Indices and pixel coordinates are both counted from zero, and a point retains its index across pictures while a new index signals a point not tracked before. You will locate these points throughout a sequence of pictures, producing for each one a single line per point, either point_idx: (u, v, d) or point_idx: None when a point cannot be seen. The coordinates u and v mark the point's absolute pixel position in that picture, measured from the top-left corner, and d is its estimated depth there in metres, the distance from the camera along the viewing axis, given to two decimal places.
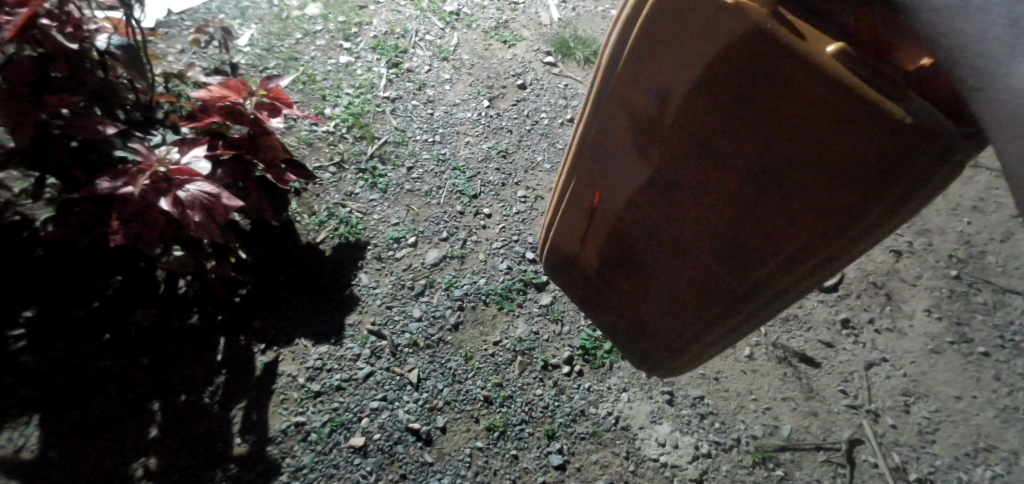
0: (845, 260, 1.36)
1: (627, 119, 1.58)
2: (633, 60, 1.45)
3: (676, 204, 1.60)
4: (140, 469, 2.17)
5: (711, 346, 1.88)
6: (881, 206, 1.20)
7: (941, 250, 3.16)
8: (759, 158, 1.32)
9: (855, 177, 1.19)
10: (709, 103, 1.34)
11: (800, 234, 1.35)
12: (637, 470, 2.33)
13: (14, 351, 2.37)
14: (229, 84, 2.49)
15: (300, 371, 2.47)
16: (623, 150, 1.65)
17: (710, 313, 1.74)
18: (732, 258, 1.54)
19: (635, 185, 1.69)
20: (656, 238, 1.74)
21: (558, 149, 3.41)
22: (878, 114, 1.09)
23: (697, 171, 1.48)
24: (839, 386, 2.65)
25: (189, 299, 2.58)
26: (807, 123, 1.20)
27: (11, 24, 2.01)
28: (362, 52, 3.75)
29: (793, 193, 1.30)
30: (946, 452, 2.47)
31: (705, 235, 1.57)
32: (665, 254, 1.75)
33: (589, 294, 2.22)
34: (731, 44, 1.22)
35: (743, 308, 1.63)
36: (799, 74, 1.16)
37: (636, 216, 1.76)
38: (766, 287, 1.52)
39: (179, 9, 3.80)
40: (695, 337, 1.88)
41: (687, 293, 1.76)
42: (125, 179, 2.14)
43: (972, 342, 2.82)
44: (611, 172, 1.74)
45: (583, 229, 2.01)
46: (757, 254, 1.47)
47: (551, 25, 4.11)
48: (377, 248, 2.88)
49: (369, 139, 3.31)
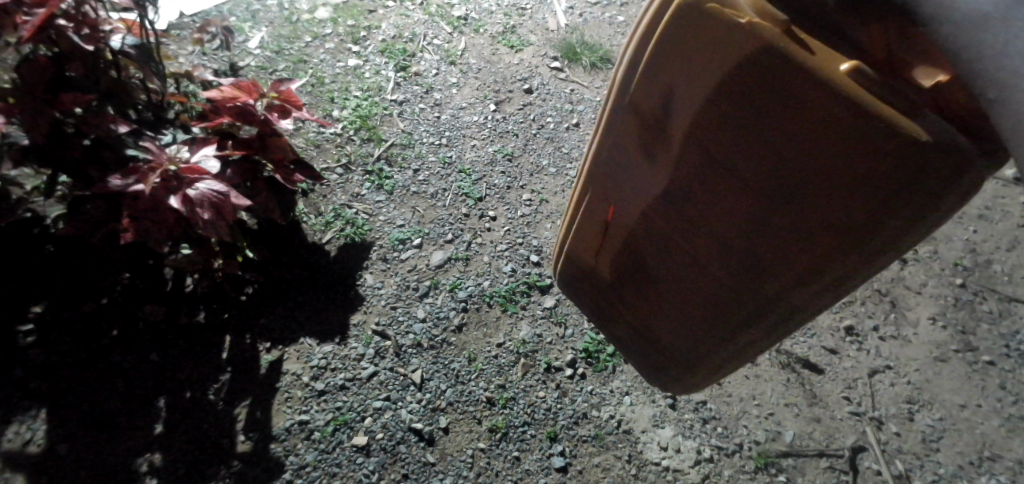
0: (859, 277, 1.37)
1: (640, 134, 1.60)
2: (646, 77, 1.48)
3: (689, 220, 1.62)
4: (145, 464, 2.19)
5: (726, 362, 1.88)
6: (896, 223, 1.21)
7: (947, 258, 3.16)
8: (771, 172, 1.34)
9: (870, 192, 1.20)
10: (722, 119, 1.36)
11: (814, 251, 1.36)
12: (639, 473, 2.34)
13: (23, 345, 2.40)
14: (240, 85, 2.51)
15: (305, 369, 2.49)
16: (636, 165, 1.67)
17: (725, 329, 1.74)
18: (745, 272, 1.55)
19: (647, 200, 1.71)
20: (669, 251, 1.75)
21: (563, 153, 3.43)
22: (890, 132, 1.11)
23: (708, 187, 1.50)
24: (843, 393, 2.64)
25: (195, 296, 2.60)
26: (819, 139, 1.21)
27: (30, 25, 2.07)
28: (370, 55, 3.79)
29: (807, 209, 1.32)
30: (950, 461, 2.47)
31: (718, 248, 1.58)
32: (678, 269, 1.76)
33: (603, 307, 2.24)
34: (742, 63, 1.24)
35: (758, 322, 1.63)
36: (812, 91, 1.17)
37: (649, 232, 1.78)
38: (781, 303, 1.53)
39: (190, 12, 3.84)
40: (710, 353, 1.88)
41: (701, 308, 1.77)
42: (136, 177, 2.16)
43: (977, 351, 2.82)
44: (623, 187, 1.76)
45: (596, 241, 2.03)
46: (770, 267, 1.48)
47: (558, 30, 4.14)
48: (383, 248, 2.90)
49: (376, 141, 3.33)
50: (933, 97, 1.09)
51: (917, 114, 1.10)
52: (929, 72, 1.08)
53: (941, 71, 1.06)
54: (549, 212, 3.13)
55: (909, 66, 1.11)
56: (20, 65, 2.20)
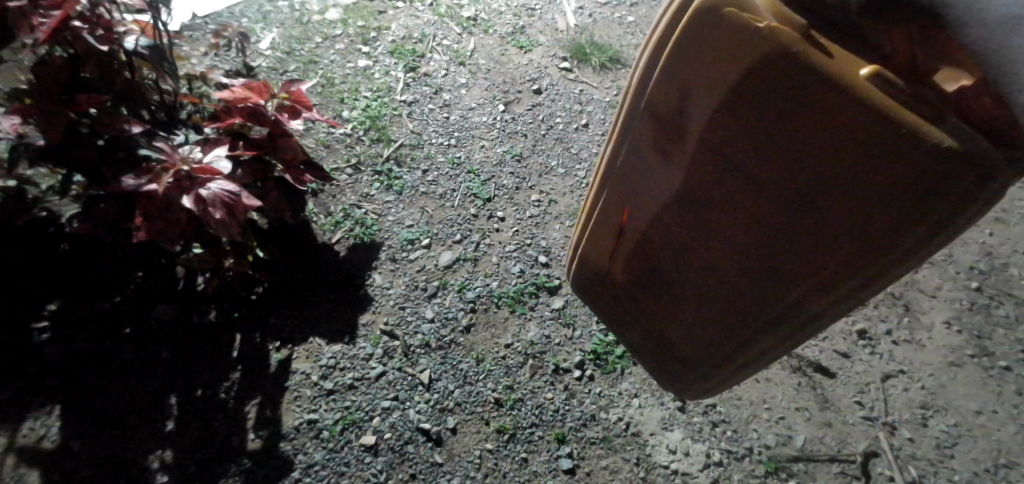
0: (877, 287, 1.35)
1: (656, 138, 1.60)
2: (662, 82, 1.48)
3: (705, 225, 1.61)
4: (156, 461, 2.21)
5: (740, 370, 1.87)
6: (917, 231, 1.20)
7: (962, 262, 3.11)
8: (790, 177, 1.33)
9: (891, 197, 1.19)
10: (740, 123, 1.36)
11: (831, 258, 1.35)
12: (648, 476, 2.32)
13: (38, 342, 2.43)
14: (252, 86, 2.54)
15: (314, 368, 2.50)
16: (651, 170, 1.67)
17: (739, 336, 1.73)
18: (764, 279, 1.54)
19: (662, 205, 1.70)
20: (686, 259, 1.75)
21: (573, 154, 3.42)
22: (913, 137, 1.10)
23: (725, 191, 1.49)
24: (855, 397, 2.61)
25: (207, 295, 2.62)
26: (839, 143, 1.21)
27: (46, 27, 2.10)
28: (380, 56, 3.80)
29: (825, 216, 1.31)
30: (965, 468, 2.43)
31: (736, 256, 1.57)
32: (693, 275, 1.75)
33: (615, 314, 2.22)
34: (761, 67, 1.24)
35: (773, 331, 1.62)
36: (832, 95, 1.17)
37: (664, 237, 1.77)
38: (797, 312, 1.52)
39: (203, 13, 3.88)
40: (724, 361, 1.86)
41: (715, 315, 1.76)
42: (149, 177, 2.19)
43: (993, 355, 2.77)
44: (638, 192, 1.76)
45: (609, 248, 2.02)
46: (786, 274, 1.47)
47: (568, 30, 4.14)
48: (392, 249, 2.90)
49: (385, 142, 3.34)
50: (953, 99, 1.07)
51: (942, 117, 1.08)
52: (952, 78, 1.07)
53: (965, 75, 1.05)
54: (558, 213, 3.13)
55: (930, 70, 1.09)
56: (37, 67, 2.25)
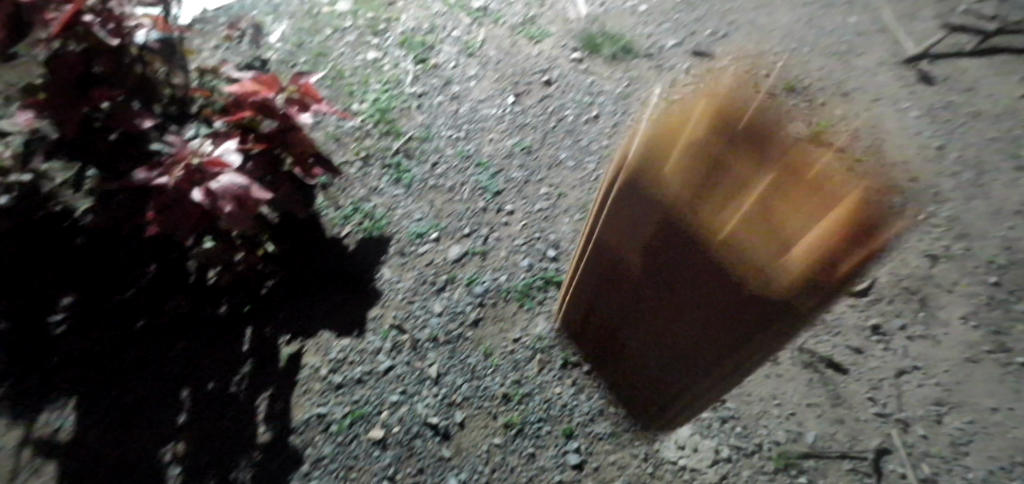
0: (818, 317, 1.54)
1: (624, 211, 1.72)
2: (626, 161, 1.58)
3: (676, 278, 1.78)
4: (169, 453, 2.24)
5: (711, 394, 2.08)
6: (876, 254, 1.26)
7: (981, 256, 3.04)
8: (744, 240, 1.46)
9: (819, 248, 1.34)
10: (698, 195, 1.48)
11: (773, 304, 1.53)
12: (656, 472, 2.32)
13: (55, 335, 2.47)
14: (261, 79, 2.51)
15: (323, 362, 2.51)
16: (624, 234, 1.81)
17: (710, 367, 1.93)
18: (730, 303, 1.66)
19: (638, 261, 1.85)
20: (660, 282, 1.85)
21: (583, 146, 3.39)
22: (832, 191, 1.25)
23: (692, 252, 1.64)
24: (868, 393, 2.58)
25: (219, 289, 2.64)
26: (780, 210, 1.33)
27: (56, 22, 2.11)
28: (389, 47, 3.79)
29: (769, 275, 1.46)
30: (980, 466, 2.39)
31: (707, 281, 1.68)
32: (668, 316, 1.93)
33: (602, 347, 2.41)
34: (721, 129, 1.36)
35: (738, 359, 1.83)
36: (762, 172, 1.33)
37: (642, 286, 1.94)
38: (755, 343, 1.72)
39: (214, 7, 3.89)
40: (698, 389, 2.06)
41: (690, 350, 1.94)
42: (160, 171, 2.24)
43: (1012, 352, 2.71)
44: (616, 250, 1.91)
45: (597, 291, 2.18)
46: (744, 319, 1.67)
47: (579, 20, 4.09)
48: (401, 242, 2.90)
49: (395, 134, 3.34)
50: None
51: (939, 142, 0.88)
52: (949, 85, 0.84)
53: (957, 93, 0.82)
54: (567, 206, 3.11)
55: None
56: (52, 62, 2.25)
